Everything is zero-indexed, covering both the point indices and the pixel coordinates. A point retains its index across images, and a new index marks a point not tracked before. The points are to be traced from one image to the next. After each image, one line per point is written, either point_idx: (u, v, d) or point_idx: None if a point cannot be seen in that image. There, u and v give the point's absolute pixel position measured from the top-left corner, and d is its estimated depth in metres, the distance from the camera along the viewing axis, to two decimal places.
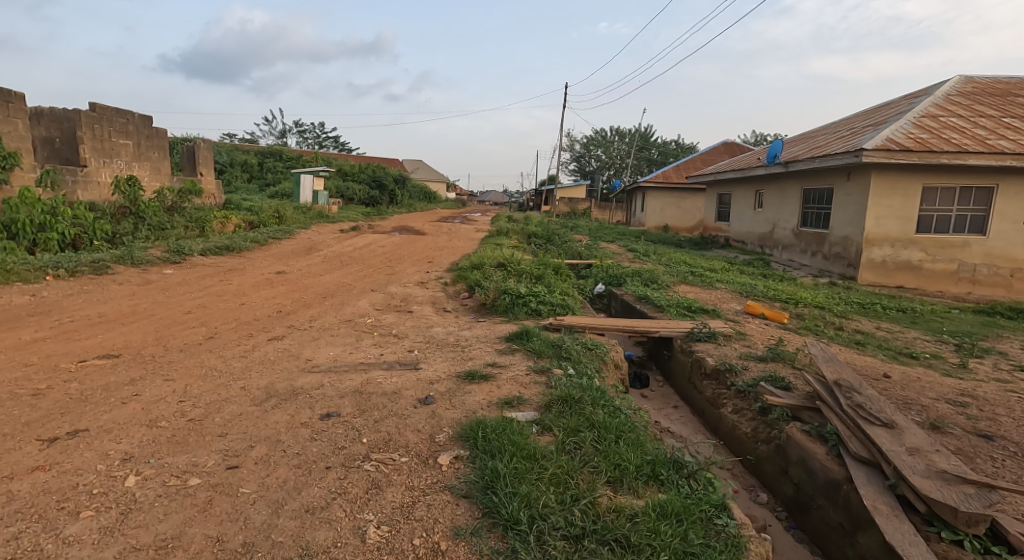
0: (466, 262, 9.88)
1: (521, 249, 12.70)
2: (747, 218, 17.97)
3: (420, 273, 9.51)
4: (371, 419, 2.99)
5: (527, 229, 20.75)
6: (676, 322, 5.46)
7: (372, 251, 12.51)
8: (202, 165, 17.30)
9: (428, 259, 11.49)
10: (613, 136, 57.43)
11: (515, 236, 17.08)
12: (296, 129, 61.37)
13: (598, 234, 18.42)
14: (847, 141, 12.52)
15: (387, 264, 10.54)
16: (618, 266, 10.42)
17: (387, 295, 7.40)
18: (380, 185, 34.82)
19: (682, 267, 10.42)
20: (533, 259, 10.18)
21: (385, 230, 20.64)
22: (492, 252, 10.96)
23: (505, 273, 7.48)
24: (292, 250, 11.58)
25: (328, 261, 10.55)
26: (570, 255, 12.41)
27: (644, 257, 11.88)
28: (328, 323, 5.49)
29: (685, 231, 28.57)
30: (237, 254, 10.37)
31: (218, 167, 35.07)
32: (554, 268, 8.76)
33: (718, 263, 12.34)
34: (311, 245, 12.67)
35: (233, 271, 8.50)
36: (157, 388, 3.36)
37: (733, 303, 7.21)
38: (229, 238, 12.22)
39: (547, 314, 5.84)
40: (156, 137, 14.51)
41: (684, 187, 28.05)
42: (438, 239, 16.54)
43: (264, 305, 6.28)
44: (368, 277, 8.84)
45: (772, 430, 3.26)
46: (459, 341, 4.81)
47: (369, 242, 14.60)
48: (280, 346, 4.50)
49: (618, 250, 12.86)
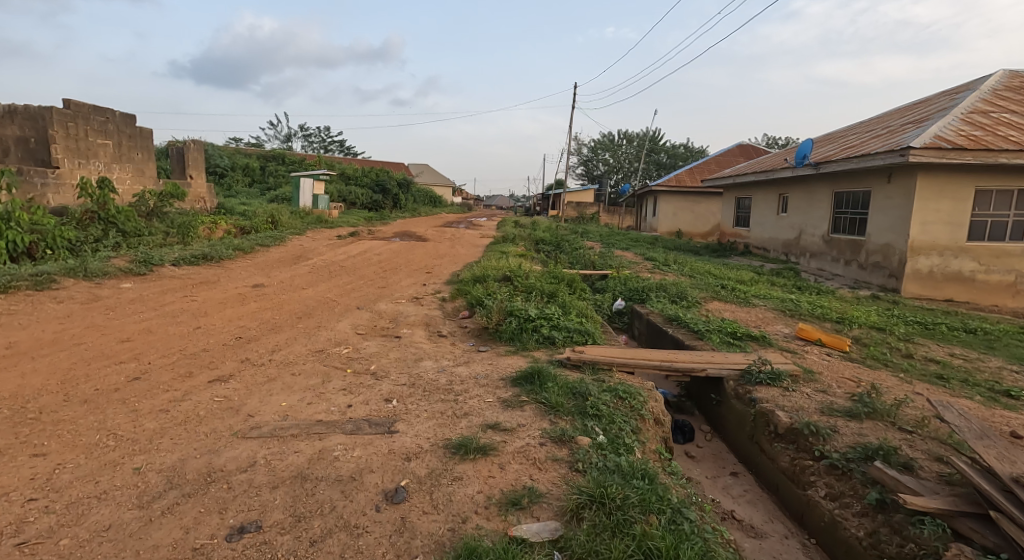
0: (467, 274, 8.87)
1: (529, 258, 11.65)
2: (770, 224, 16.85)
3: (416, 286, 8.49)
4: (306, 540, 1.97)
5: (534, 235, 19.74)
6: (724, 355, 4.36)
7: (366, 259, 11.54)
8: (192, 167, 16.43)
9: (427, 270, 10.49)
10: (621, 139, 56.35)
11: (522, 243, 16.07)
12: (300, 133, 60.93)
13: (611, 241, 17.37)
14: (887, 139, 11.41)
15: (380, 275, 9.54)
16: (639, 278, 9.31)
17: (373, 315, 6.39)
18: (383, 189, 33.94)
19: (710, 279, 9.33)
20: (542, 271, 9.14)
21: (386, 236, 19.69)
22: (497, 262, 9.95)
23: (511, 290, 6.45)
24: (278, 259, 10.62)
25: (315, 271, 9.58)
26: (582, 265, 11.36)
27: (665, 267, 10.80)
28: (293, 355, 4.47)
29: (699, 236, 27.46)
30: (216, 264, 9.43)
31: (218, 171, 34.37)
32: (567, 282, 7.70)
33: (745, 273, 11.25)
34: (301, 254, 11.71)
35: (204, 285, 7.54)
36: (9, 475, 2.34)
37: (779, 324, 6.14)
38: (211, 245, 11.28)
39: (561, 343, 4.79)
40: (139, 137, 13.62)
41: (697, 191, 26.97)
42: (440, 246, 15.54)
43: (224, 328, 5.29)
44: (356, 291, 7.83)
45: (910, 546, 2.21)
46: (451, 384, 3.76)
47: (365, 249, 13.64)
48: (220, 393, 3.48)
49: (635, 259, 11.79)
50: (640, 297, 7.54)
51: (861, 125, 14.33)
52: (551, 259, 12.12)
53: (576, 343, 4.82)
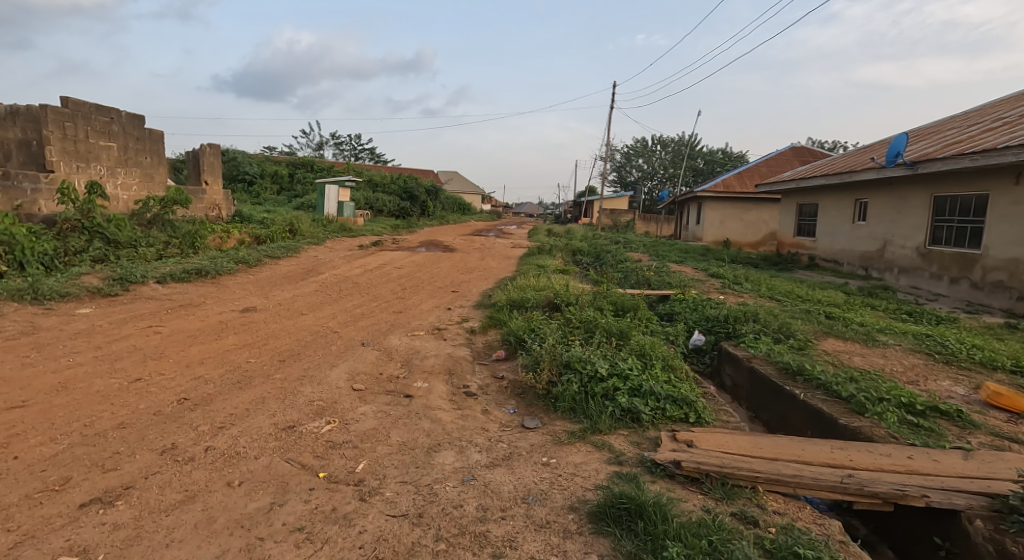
0: (501, 296, 7.33)
1: (571, 274, 10.03)
2: (845, 235, 14.86)
3: (439, 311, 6.99)
4: None
5: (571, 245, 18.16)
6: (931, 458, 2.64)
7: (386, 274, 10.13)
8: (207, 173, 15.44)
9: (453, 288, 8.99)
10: (655, 145, 54.31)
11: (559, 255, 14.53)
12: (332, 141, 61.09)
13: (658, 252, 15.57)
14: (1010, 132, 9.41)
15: (397, 295, 8.08)
16: (714, 303, 7.58)
17: (381, 358, 4.88)
18: (411, 196, 32.90)
19: (803, 304, 7.52)
20: (593, 292, 7.52)
21: (411, 247, 18.44)
22: (536, 280, 8.43)
23: (562, 324, 4.86)
24: (284, 275, 9.29)
25: (323, 290, 8.16)
26: (634, 283, 9.69)
27: (738, 286, 9.01)
28: (246, 436, 2.97)
29: (749, 246, 25.39)
30: (211, 281, 8.13)
31: (247, 178, 33.96)
32: (631, 310, 6.05)
33: (833, 294, 9.38)
34: (312, 268, 10.40)
35: (182, 311, 6.18)
36: None
37: (939, 377, 4.40)
38: (214, 258, 10.05)
39: (650, 422, 3.16)
40: (149, 140, 12.59)
41: (747, 197, 24.94)
42: (467, 258, 14.07)
43: (172, 382, 3.84)
44: (364, 319, 6.35)
45: None
46: (484, 520, 2.19)
47: (386, 261, 12.31)
48: (80, 540, 2.00)
49: (697, 276, 10.05)
50: (727, 332, 5.83)
51: (960, 119, 12.22)
52: (596, 275, 10.48)
53: (671, 423, 3.19)
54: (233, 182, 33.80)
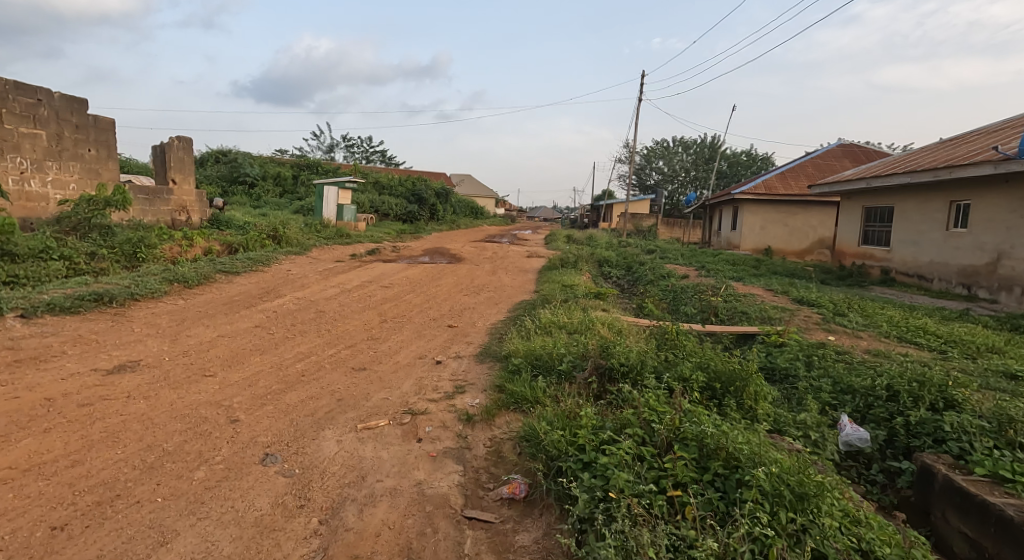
0: (520, 343, 4.92)
1: (609, 300, 7.62)
2: (939, 244, 12.57)
3: (423, 369, 4.59)
4: None
5: (597, 255, 15.72)
6: None
7: (367, 299, 7.77)
8: (175, 170, 13.25)
9: (451, 321, 6.57)
10: (677, 146, 51.70)
11: (586, 268, 12.17)
12: (343, 144, 59.51)
13: (704, 265, 13.09)
14: None
15: (369, 336, 5.69)
16: (834, 354, 5.11)
17: (279, 505, 2.46)
18: (419, 198, 30.72)
19: (971, 357, 5.05)
20: (653, 339, 5.07)
21: (414, 256, 16.20)
22: (566, 311, 6.06)
23: (636, 444, 2.44)
24: (228, 301, 6.97)
25: (266, 326, 5.79)
26: (694, 312, 7.26)
27: (847, 321, 6.51)
28: None
29: (793, 254, 22.85)
30: (113, 311, 5.82)
31: (247, 181, 32.09)
32: (737, 385, 3.63)
33: (973, 328, 6.86)
34: (274, 287, 8.10)
35: (4, 372, 3.83)
36: None
37: None
38: (144, 275, 7.80)
39: None
40: (95, 129, 10.39)
41: (792, 200, 22.42)
42: (476, 271, 11.74)
43: None
44: (297, 390, 3.95)
45: None
46: None
47: (375, 277, 10.01)
48: None
49: (777, 300, 7.60)
50: (908, 425, 3.40)
51: None
52: (640, 300, 8.09)
53: None
54: (233, 184, 31.99)
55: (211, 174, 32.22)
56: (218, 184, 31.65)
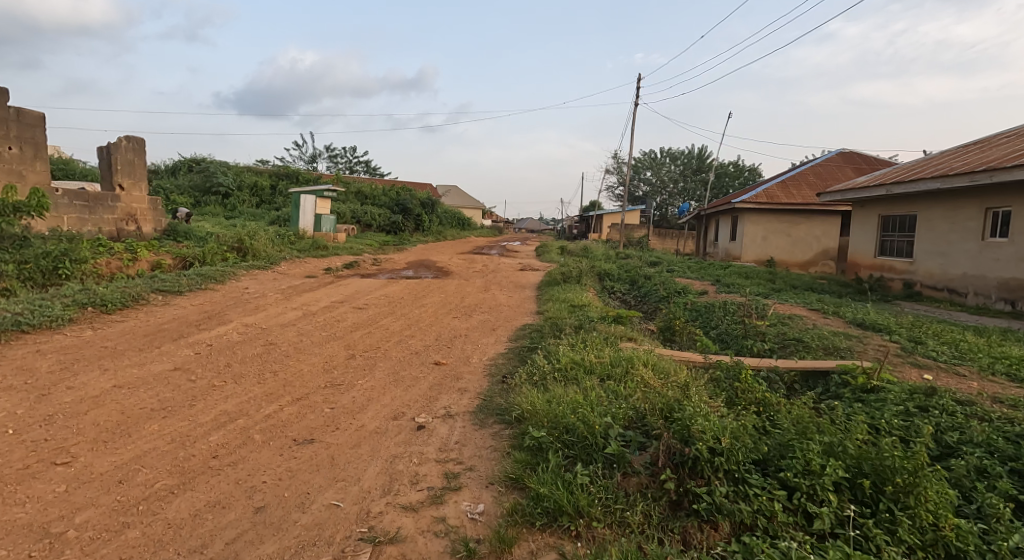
0: (536, 395, 3.52)
1: (630, 324, 6.31)
2: (974, 255, 11.62)
3: (400, 440, 3.17)
4: None
5: (597, 268, 14.43)
6: None
7: (333, 326, 6.31)
8: (123, 173, 11.67)
9: (437, 356, 5.13)
10: (665, 156, 50.97)
11: (590, 283, 10.88)
12: (326, 154, 57.93)
13: (719, 278, 11.88)
14: None
15: (328, 382, 4.23)
16: (957, 405, 3.77)
17: None
18: (403, 208, 29.27)
19: None
20: (717, 385, 3.69)
21: (396, 269, 14.76)
22: (589, 342, 4.71)
23: None
24: (155, 329, 5.48)
25: (190, 368, 4.31)
26: (737, 341, 5.98)
27: (932, 352, 5.23)
28: None
29: (797, 266, 21.86)
30: None
31: (221, 190, 30.37)
32: (899, 485, 2.23)
33: None
34: (220, 311, 6.59)
35: None
36: None
37: None
38: (55, 296, 6.25)
39: None
40: (20, 123, 8.84)
41: (795, 210, 21.49)
42: (466, 287, 10.37)
43: None
44: (195, 491, 2.50)
45: None
46: None
47: (349, 295, 8.56)
48: None
49: (830, 323, 6.37)
50: None
51: None
52: (666, 324, 6.81)
53: None
54: (206, 194, 30.25)
55: (183, 182, 30.45)
56: (189, 195, 29.91)
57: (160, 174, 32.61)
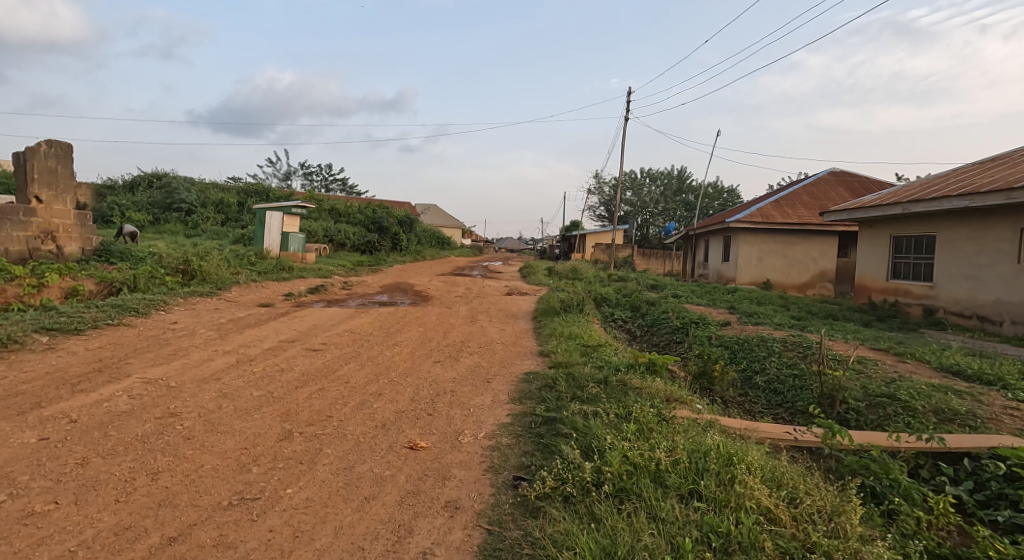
0: (588, 549, 2.02)
1: (666, 372, 4.89)
2: (1009, 279, 10.64)
3: None
4: None
5: (594, 292, 13.09)
6: None
7: (273, 380, 4.68)
8: (40, 184, 9.92)
9: (412, 435, 3.56)
10: (644, 177, 50.44)
11: (592, 312, 9.47)
12: (301, 172, 56.10)
13: (734, 306, 10.62)
14: None
15: (236, 497, 2.63)
16: None
17: None
18: (379, 227, 27.61)
19: None
20: (880, 520, 2.27)
21: (369, 294, 13.14)
22: (637, 414, 3.25)
23: None
24: (4, 394, 3.80)
25: (8, 475, 2.67)
26: (813, 405, 4.63)
27: None
28: None
29: (794, 288, 20.87)
30: None
31: (183, 207, 28.36)
32: None
33: None
34: (119, 360, 4.91)
35: None
36: None
37: None
38: None
39: None
40: None
41: (791, 230, 20.62)
42: (449, 317, 8.84)
43: None
44: None
45: None
46: None
47: (305, 329, 6.93)
48: None
49: (913, 368, 5.06)
50: None
51: None
52: (710, 384, 5.52)
53: None
54: (166, 211, 28.24)
55: (141, 199, 28.37)
56: (147, 211, 27.80)
57: (117, 188, 30.40)
